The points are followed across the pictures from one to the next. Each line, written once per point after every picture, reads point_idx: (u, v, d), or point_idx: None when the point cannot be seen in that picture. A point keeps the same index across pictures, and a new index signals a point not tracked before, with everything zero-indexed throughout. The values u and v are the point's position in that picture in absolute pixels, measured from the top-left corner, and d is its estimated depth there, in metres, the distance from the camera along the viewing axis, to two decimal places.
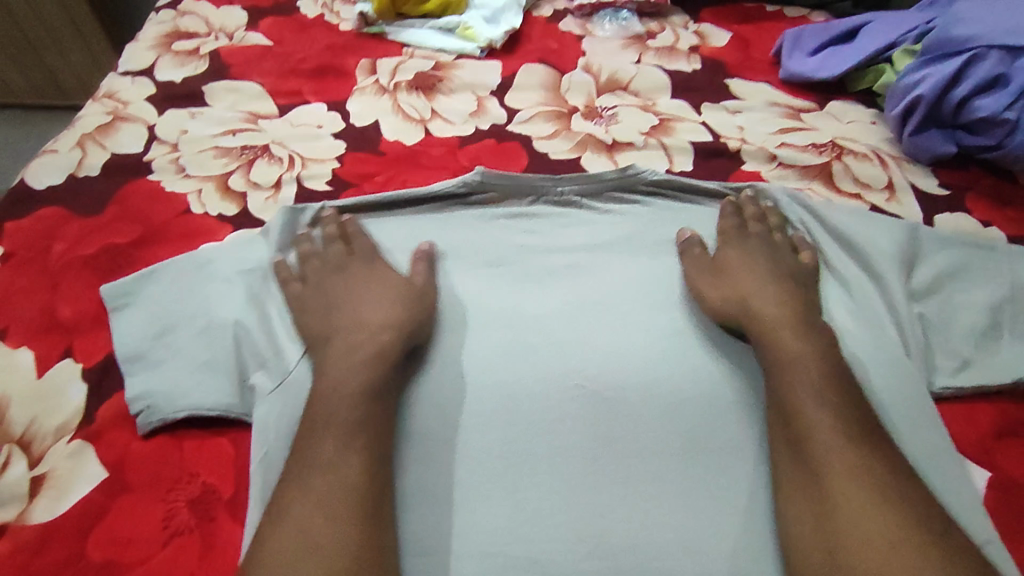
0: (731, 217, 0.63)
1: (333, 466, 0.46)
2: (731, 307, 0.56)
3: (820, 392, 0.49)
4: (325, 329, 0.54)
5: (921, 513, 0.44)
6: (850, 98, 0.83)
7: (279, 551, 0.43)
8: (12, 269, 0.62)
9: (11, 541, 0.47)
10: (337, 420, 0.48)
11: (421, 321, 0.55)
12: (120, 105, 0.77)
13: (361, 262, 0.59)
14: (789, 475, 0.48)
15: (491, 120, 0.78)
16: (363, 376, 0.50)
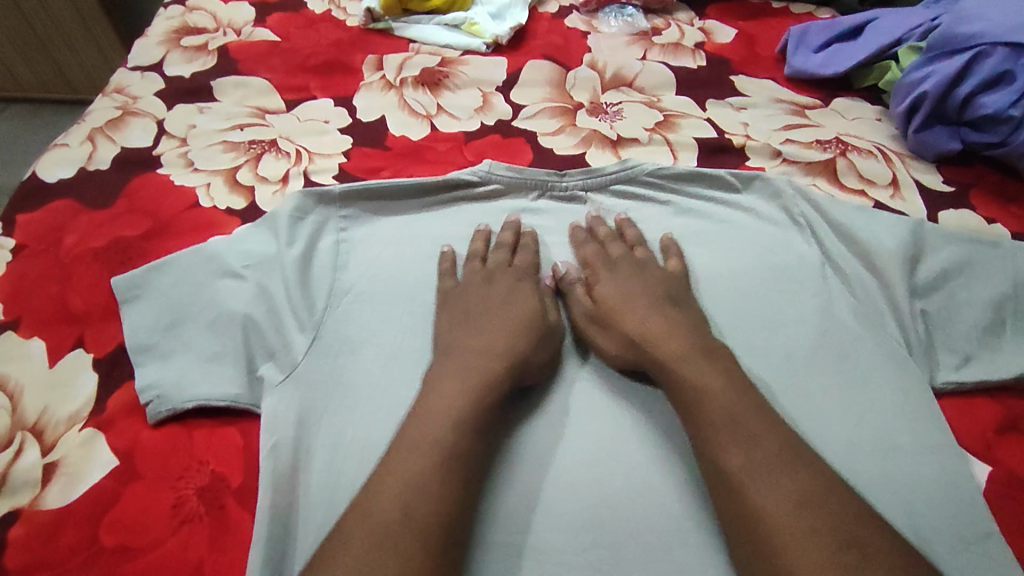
0: (594, 250, 0.62)
1: (428, 490, 0.44)
2: (628, 353, 0.54)
3: (727, 424, 0.47)
4: (446, 350, 0.53)
5: (863, 533, 0.41)
6: (855, 95, 0.84)
7: (354, 555, 0.40)
8: (24, 262, 0.63)
9: (24, 526, 0.48)
10: (451, 438, 0.46)
11: (541, 360, 0.54)
12: (129, 100, 0.78)
13: (487, 282, 0.59)
14: (729, 513, 0.44)
15: (496, 116, 0.78)
16: (470, 402, 0.49)
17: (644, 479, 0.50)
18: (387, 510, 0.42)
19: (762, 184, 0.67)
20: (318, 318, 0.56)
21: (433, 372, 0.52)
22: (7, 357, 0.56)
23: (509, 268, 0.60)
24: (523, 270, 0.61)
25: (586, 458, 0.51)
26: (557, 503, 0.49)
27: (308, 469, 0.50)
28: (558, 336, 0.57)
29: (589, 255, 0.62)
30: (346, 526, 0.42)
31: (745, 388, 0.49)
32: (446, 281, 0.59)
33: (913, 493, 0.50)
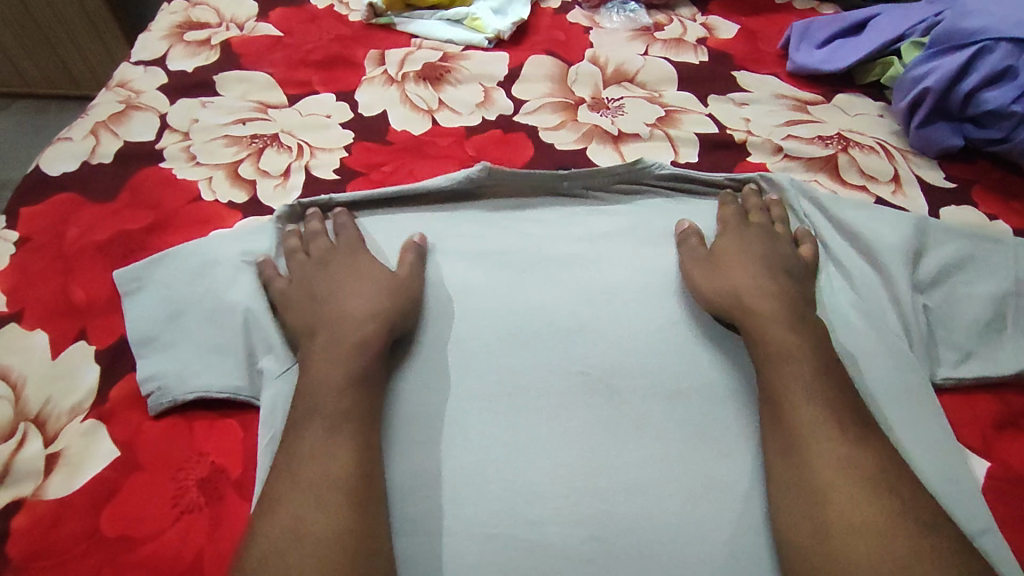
0: (734, 214, 0.63)
1: (321, 451, 0.46)
2: (726, 299, 0.56)
3: (810, 386, 0.49)
4: (307, 326, 0.54)
5: (920, 510, 0.44)
6: (857, 91, 0.83)
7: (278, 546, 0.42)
8: (27, 254, 0.63)
9: (27, 516, 0.48)
10: (331, 410, 0.48)
11: (408, 309, 0.55)
12: (132, 94, 0.79)
13: (326, 260, 0.58)
14: (788, 468, 0.47)
15: (498, 111, 0.78)
16: (342, 369, 0.50)
17: (641, 472, 0.50)
18: (290, 478, 0.45)
19: (769, 181, 0.67)
20: (316, 310, 0.56)
21: (309, 339, 0.53)
22: (10, 348, 0.56)
23: (343, 240, 0.60)
24: (348, 242, 0.60)
25: (584, 451, 0.51)
26: (555, 495, 0.49)
27: None
28: (416, 282, 0.57)
29: (726, 216, 0.63)
30: (263, 502, 0.45)
31: (835, 362, 0.51)
32: (303, 249, 0.60)
33: None
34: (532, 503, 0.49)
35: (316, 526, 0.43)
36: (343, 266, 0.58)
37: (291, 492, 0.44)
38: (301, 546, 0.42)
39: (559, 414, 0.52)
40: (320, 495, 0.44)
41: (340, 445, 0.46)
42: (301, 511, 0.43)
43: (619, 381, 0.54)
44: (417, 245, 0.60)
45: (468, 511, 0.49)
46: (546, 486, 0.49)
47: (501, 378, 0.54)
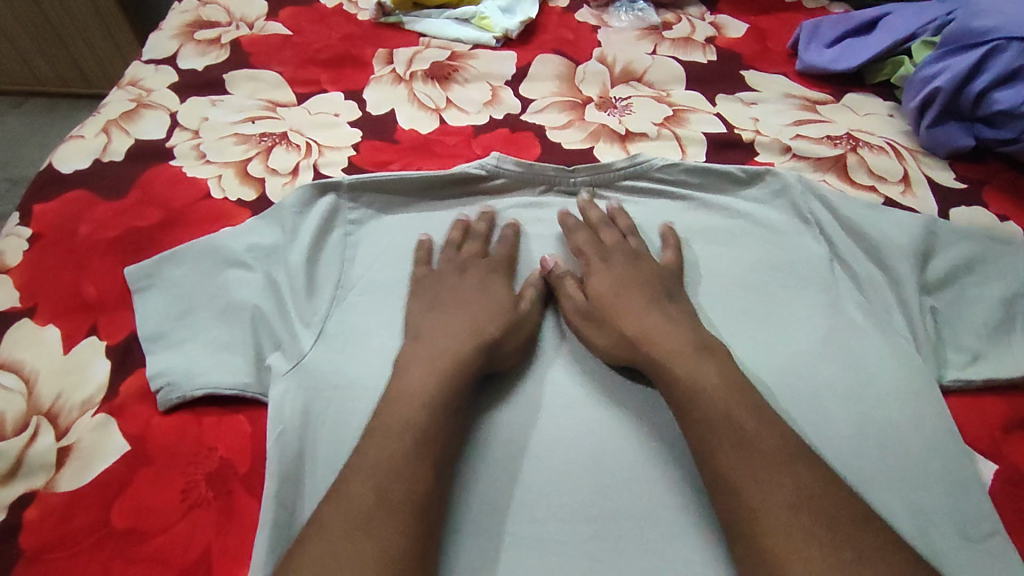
0: (587, 239, 0.62)
1: (401, 476, 0.44)
2: (620, 350, 0.54)
3: (721, 420, 0.46)
4: (416, 338, 0.54)
5: (862, 537, 0.41)
6: (867, 90, 0.83)
7: (340, 541, 0.41)
8: (40, 251, 0.64)
9: (39, 508, 0.49)
10: (425, 420, 0.47)
11: (509, 341, 0.55)
12: (144, 93, 0.79)
13: (459, 273, 0.59)
14: (724, 507, 0.44)
15: (505, 110, 0.79)
16: (440, 386, 0.49)
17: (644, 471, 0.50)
18: (363, 495, 0.43)
19: (772, 178, 0.66)
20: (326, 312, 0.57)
21: (409, 354, 0.52)
22: (22, 343, 0.57)
23: (467, 260, 0.60)
24: (497, 261, 0.61)
25: (588, 450, 0.51)
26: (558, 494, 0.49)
27: (315, 456, 0.51)
28: (528, 325, 0.57)
29: (581, 243, 0.62)
30: (335, 508, 0.43)
31: (743, 384, 0.49)
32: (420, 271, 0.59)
33: (916, 492, 0.50)
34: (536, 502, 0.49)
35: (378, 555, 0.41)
36: (463, 286, 0.58)
37: (360, 511, 0.42)
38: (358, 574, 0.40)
39: (563, 414, 0.53)
40: (391, 519, 0.42)
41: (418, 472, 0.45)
42: (370, 530, 0.41)
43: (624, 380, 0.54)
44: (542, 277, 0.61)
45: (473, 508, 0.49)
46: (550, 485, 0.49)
47: (507, 377, 0.55)
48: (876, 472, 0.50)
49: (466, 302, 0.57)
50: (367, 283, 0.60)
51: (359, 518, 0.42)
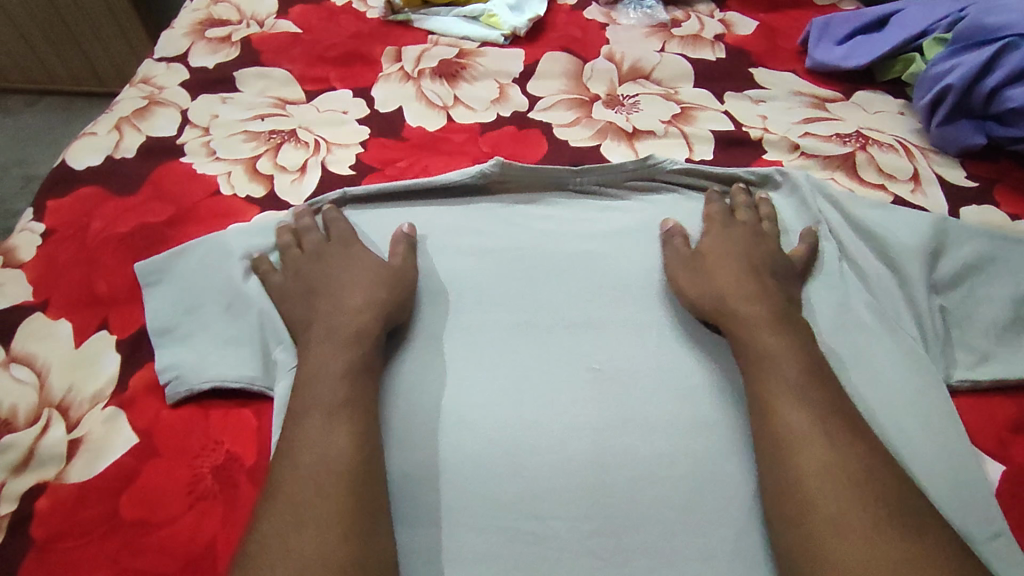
0: (719, 209, 0.63)
1: (324, 442, 0.47)
2: (707, 302, 0.56)
3: (799, 386, 0.49)
4: (307, 319, 0.55)
5: (918, 520, 0.43)
6: (878, 88, 0.82)
7: (277, 529, 0.43)
8: (53, 246, 0.65)
9: (50, 498, 0.50)
10: (332, 395, 0.49)
11: (400, 305, 0.56)
12: (155, 90, 0.80)
13: (317, 257, 0.59)
14: (773, 467, 0.47)
15: (513, 108, 0.79)
16: (343, 358, 0.51)
17: (646, 468, 0.50)
18: (292, 468, 0.46)
19: (793, 176, 0.66)
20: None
21: (307, 333, 0.54)
22: (35, 337, 0.58)
23: (340, 242, 0.61)
24: (340, 239, 0.61)
25: (590, 446, 0.51)
26: (559, 489, 0.49)
27: None
28: (410, 284, 0.58)
29: (711, 213, 0.63)
30: (265, 499, 0.45)
31: (819, 363, 0.51)
32: (292, 254, 0.60)
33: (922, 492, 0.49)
34: (539, 497, 0.49)
35: (316, 518, 0.43)
36: (334, 261, 0.59)
37: (291, 483, 0.45)
38: (299, 537, 0.42)
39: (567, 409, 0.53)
40: (324, 481, 0.45)
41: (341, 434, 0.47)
42: (303, 498, 0.44)
43: (627, 376, 0.54)
44: (405, 241, 0.61)
45: (475, 503, 0.49)
46: (552, 479, 0.50)
47: (511, 371, 0.54)
48: None
49: (350, 271, 0.58)
50: (298, 273, 0.58)
51: (290, 491, 0.44)
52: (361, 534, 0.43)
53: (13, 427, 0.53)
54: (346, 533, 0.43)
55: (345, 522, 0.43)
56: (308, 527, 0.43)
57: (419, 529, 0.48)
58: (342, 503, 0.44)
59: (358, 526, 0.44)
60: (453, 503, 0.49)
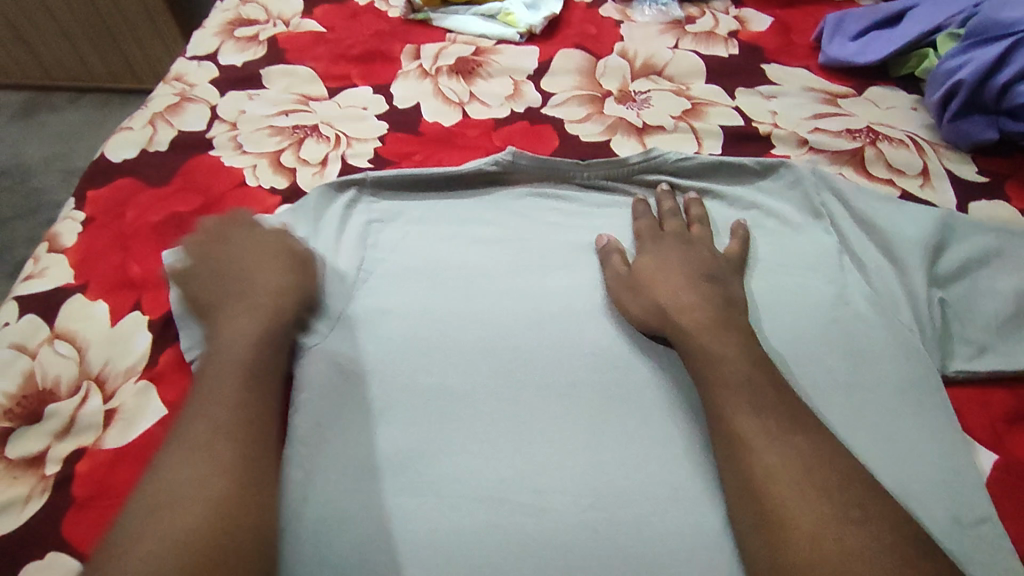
0: (648, 226, 0.65)
1: (225, 403, 0.48)
2: (652, 317, 0.57)
3: (741, 385, 0.50)
4: (223, 296, 0.57)
5: (866, 495, 0.45)
6: (892, 84, 0.82)
7: (176, 476, 0.44)
8: (92, 233, 0.69)
9: (88, 463, 0.54)
10: (246, 359, 0.52)
11: (308, 287, 0.59)
12: (186, 87, 0.85)
13: (233, 238, 0.61)
14: (729, 467, 0.48)
15: (526, 104, 0.81)
16: (256, 329, 0.54)
17: (641, 450, 0.53)
18: (192, 424, 0.47)
19: (790, 166, 0.68)
20: (347, 291, 0.61)
21: (223, 305, 0.56)
22: (75, 316, 0.62)
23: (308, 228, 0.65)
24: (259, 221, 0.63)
25: (589, 428, 0.53)
26: (557, 467, 0.52)
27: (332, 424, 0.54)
28: (314, 267, 0.61)
29: (642, 229, 0.65)
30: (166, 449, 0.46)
31: (760, 359, 0.52)
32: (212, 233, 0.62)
33: (912, 477, 0.50)
34: (538, 474, 0.51)
35: (206, 471, 0.44)
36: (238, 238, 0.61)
37: (193, 436, 0.46)
38: (188, 487, 0.44)
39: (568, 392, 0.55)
40: (220, 438, 0.46)
41: (239, 398, 0.49)
42: (197, 451, 0.45)
43: (626, 363, 0.57)
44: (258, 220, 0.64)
45: (476, 477, 0.51)
46: (551, 457, 0.52)
47: (516, 357, 0.57)
48: (873, 456, 0.51)
49: (263, 252, 0.60)
50: (217, 254, 0.60)
51: (188, 445, 0.46)
52: (243, 489, 0.45)
53: (54, 398, 0.57)
54: (232, 487, 0.44)
55: (232, 476, 0.45)
56: (208, 474, 0.44)
57: (421, 498, 0.51)
58: (232, 459, 0.46)
59: (245, 481, 0.45)
60: (455, 476, 0.51)
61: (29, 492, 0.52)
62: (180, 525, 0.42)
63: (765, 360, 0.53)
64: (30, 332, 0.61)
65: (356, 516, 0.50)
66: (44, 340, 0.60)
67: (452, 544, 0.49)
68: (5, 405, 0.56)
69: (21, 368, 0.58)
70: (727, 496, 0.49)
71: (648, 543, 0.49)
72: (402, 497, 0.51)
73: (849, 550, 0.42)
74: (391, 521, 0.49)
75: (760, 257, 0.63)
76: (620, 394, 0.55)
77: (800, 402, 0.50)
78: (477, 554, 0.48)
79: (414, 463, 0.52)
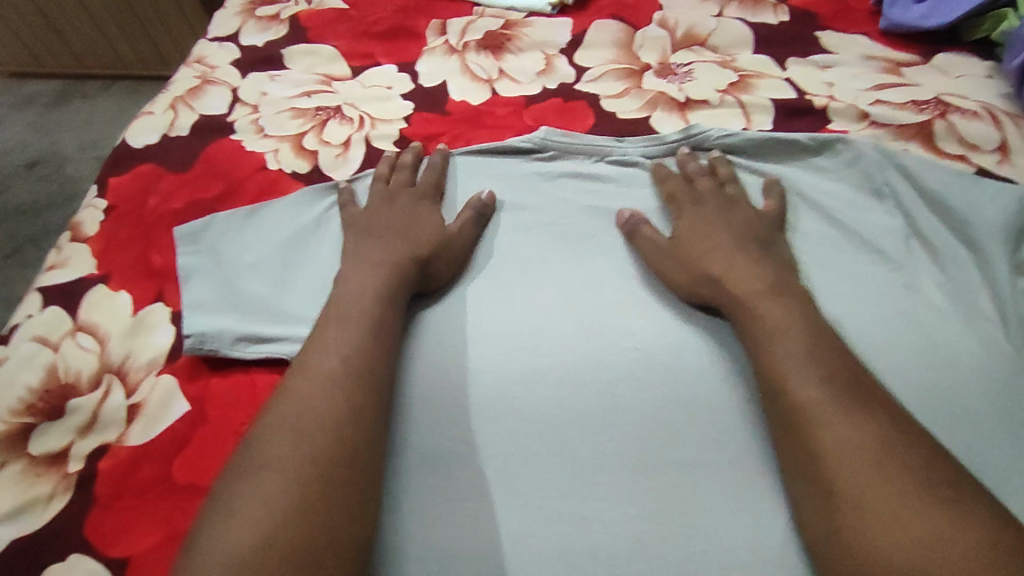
0: (680, 186, 0.61)
1: (349, 321, 0.51)
2: (701, 284, 0.54)
3: (805, 357, 0.46)
4: (365, 233, 0.59)
5: (951, 473, 0.40)
6: (962, 50, 0.75)
7: (304, 385, 0.47)
8: (114, 222, 0.67)
9: (110, 460, 0.51)
10: (374, 280, 0.54)
11: (441, 260, 0.57)
12: (208, 69, 0.82)
13: (389, 202, 0.61)
14: (789, 442, 0.44)
15: (559, 79, 0.76)
16: (387, 256, 0.56)
17: (692, 453, 0.48)
18: (300, 374, 0.48)
19: (850, 141, 0.62)
20: (476, 233, 0.60)
21: (362, 237, 0.59)
22: (97, 307, 0.60)
23: (412, 193, 0.62)
24: (424, 191, 0.63)
25: (632, 429, 0.49)
26: (599, 473, 0.48)
27: None
28: (464, 242, 0.59)
29: (674, 190, 0.61)
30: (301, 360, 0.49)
31: (826, 330, 0.48)
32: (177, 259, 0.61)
33: (998, 488, 0.45)
34: (578, 478, 0.48)
35: (305, 469, 0.43)
36: (393, 217, 0.60)
37: (321, 349, 0.49)
38: (310, 392, 0.47)
39: (610, 390, 0.51)
40: (335, 358, 0.49)
41: (358, 314, 0.51)
42: (318, 363, 0.48)
43: (672, 360, 0.52)
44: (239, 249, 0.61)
45: (512, 477, 0.48)
46: (593, 461, 0.48)
47: (550, 349, 0.53)
48: None
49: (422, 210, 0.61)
50: (356, 222, 0.61)
51: (309, 365, 0.48)
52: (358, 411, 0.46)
53: (76, 392, 0.55)
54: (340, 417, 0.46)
55: (335, 438, 0.45)
56: (326, 382, 0.47)
57: (454, 502, 0.47)
58: (345, 371, 0.48)
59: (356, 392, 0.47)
60: (488, 478, 0.48)
61: (53, 490, 0.51)
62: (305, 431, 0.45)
63: (832, 332, 0.49)
64: (52, 324, 0.59)
65: (394, 506, 0.47)
66: (67, 333, 0.59)
67: (486, 555, 0.45)
68: (28, 399, 0.54)
69: (43, 362, 0.57)
70: (791, 486, 0.44)
71: (701, 558, 0.45)
72: (435, 501, 0.47)
73: (944, 530, 0.37)
74: (422, 527, 0.46)
75: (804, 229, 0.58)
76: (667, 390, 0.50)
77: (870, 377, 0.46)
78: (517, 565, 0.45)
79: (446, 464, 0.49)
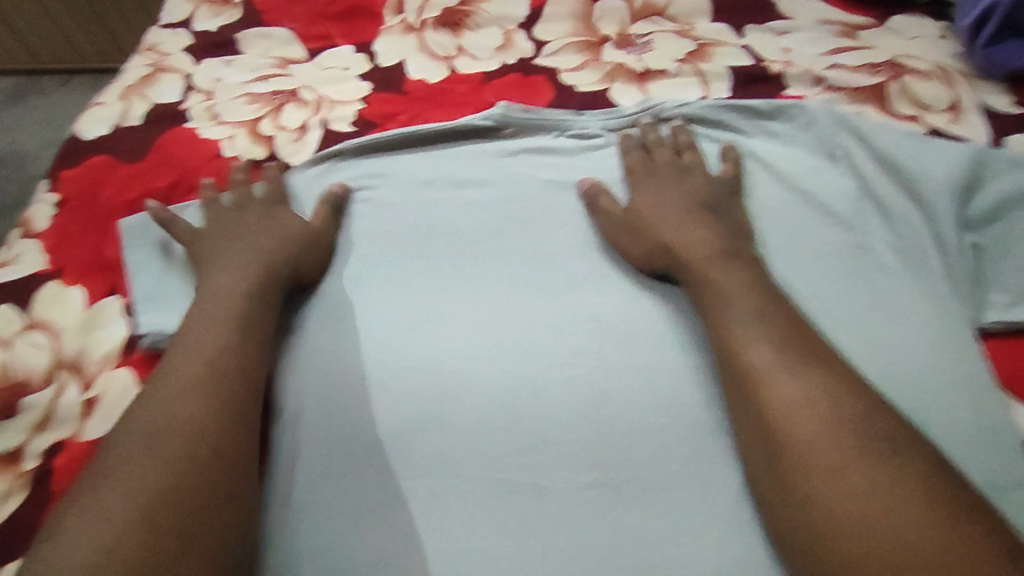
0: (638, 158, 0.62)
1: (203, 345, 0.49)
2: (657, 253, 0.54)
3: (755, 317, 0.47)
4: (219, 251, 0.57)
5: (891, 426, 0.41)
6: (918, 12, 0.76)
7: (160, 416, 0.45)
8: (64, 216, 0.66)
9: (67, 455, 0.51)
10: (244, 302, 0.53)
11: (304, 266, 0.56)
12: (160, 57, 0.80)
13: (239, 216, 0.60)
14: (741, 405, 0.45)
15: (517, 55, 0.75)
16: (244, 275, 0.54)
17: (648, 419, 0.49)
18: (154, 404, 0.46)
19: (802, 109, 0.63)
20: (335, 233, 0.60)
21: (218, 258, 0.57)
22: (50, 302, 0.59)
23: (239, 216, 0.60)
24: (271, 199, 0.62)
25: (591, 398, 0.49)
26: (560, 443, 0.48)
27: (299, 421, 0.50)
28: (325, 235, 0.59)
29: (632, 164, 0.61)
30: (155, 382, 0.47)
31: (776, 293, 0.49)
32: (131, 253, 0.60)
33: (947, 431, 0.47)
34: (539, 449, 0.48)
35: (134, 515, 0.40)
36: (241, 226, 0.59)
37: (178, 377, 0.47)
38: (162, 426, 0.44)
39: (572, 363, 0.51)
40: (187, 391, 0.46)
41: (210, 338, 0.50)
42: (174, 396, 0.46)
43: (631, 329, 0.52)
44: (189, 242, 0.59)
45: (472, 450, 0.48)
46: (553, 432, 0.48)
47: (509, 326, 0.53)
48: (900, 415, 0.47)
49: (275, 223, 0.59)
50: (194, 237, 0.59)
51: (164, 395, 0.46)
52: (208, 447, 0.44)
53: (31, 388, 0.54)
54: (187, 459, 0.43)
55: (179, 479, 0.42)
56: (191, 415, 0.45)
57: (414, 477, 0.47)
58: (198, 405, 0.46)
59: (203, 433, 0.45)
60: (448, 453, 0.48)
61: (10, 488, 0.50)
62: (150, 471, 0.42)
63: (783, 297, 0.49)
64: (5, 322, 0.58)
65: (353, 490, 0.47)
66: (20, 330, 0.58)
67: (443, 529, 0.45)
68: None
69: None
70: (742, 445, 0.45)
71: (658, 519, 0.45)
72: (393, 478, 0.47)
73: (883, 487, 0.38)
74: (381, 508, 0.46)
75: (758, 197, 0.59)
76: (625, 360, 0.51)
77: (818, 338, 0.47)
78: (477, 538, 0.45)
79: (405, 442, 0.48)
